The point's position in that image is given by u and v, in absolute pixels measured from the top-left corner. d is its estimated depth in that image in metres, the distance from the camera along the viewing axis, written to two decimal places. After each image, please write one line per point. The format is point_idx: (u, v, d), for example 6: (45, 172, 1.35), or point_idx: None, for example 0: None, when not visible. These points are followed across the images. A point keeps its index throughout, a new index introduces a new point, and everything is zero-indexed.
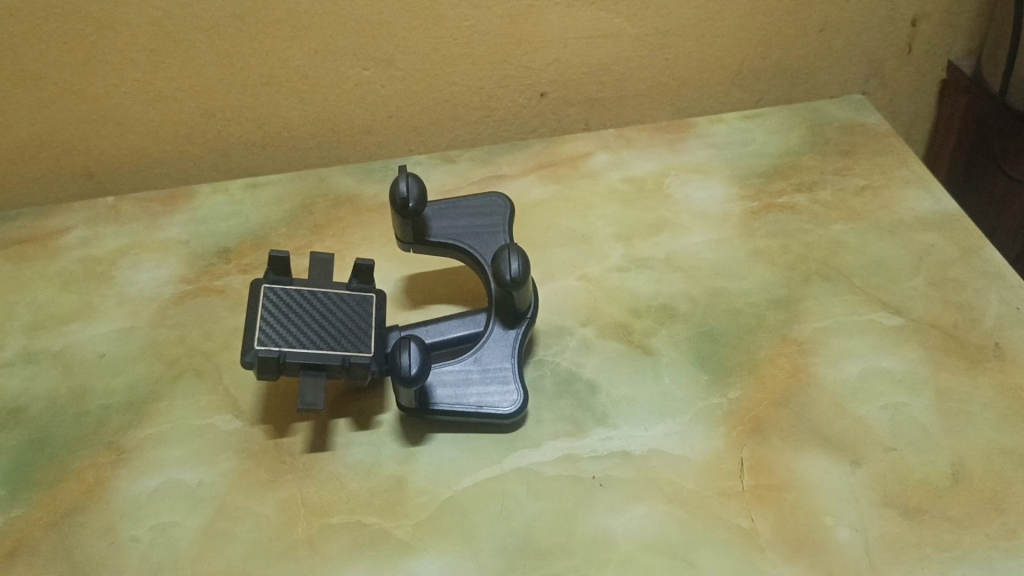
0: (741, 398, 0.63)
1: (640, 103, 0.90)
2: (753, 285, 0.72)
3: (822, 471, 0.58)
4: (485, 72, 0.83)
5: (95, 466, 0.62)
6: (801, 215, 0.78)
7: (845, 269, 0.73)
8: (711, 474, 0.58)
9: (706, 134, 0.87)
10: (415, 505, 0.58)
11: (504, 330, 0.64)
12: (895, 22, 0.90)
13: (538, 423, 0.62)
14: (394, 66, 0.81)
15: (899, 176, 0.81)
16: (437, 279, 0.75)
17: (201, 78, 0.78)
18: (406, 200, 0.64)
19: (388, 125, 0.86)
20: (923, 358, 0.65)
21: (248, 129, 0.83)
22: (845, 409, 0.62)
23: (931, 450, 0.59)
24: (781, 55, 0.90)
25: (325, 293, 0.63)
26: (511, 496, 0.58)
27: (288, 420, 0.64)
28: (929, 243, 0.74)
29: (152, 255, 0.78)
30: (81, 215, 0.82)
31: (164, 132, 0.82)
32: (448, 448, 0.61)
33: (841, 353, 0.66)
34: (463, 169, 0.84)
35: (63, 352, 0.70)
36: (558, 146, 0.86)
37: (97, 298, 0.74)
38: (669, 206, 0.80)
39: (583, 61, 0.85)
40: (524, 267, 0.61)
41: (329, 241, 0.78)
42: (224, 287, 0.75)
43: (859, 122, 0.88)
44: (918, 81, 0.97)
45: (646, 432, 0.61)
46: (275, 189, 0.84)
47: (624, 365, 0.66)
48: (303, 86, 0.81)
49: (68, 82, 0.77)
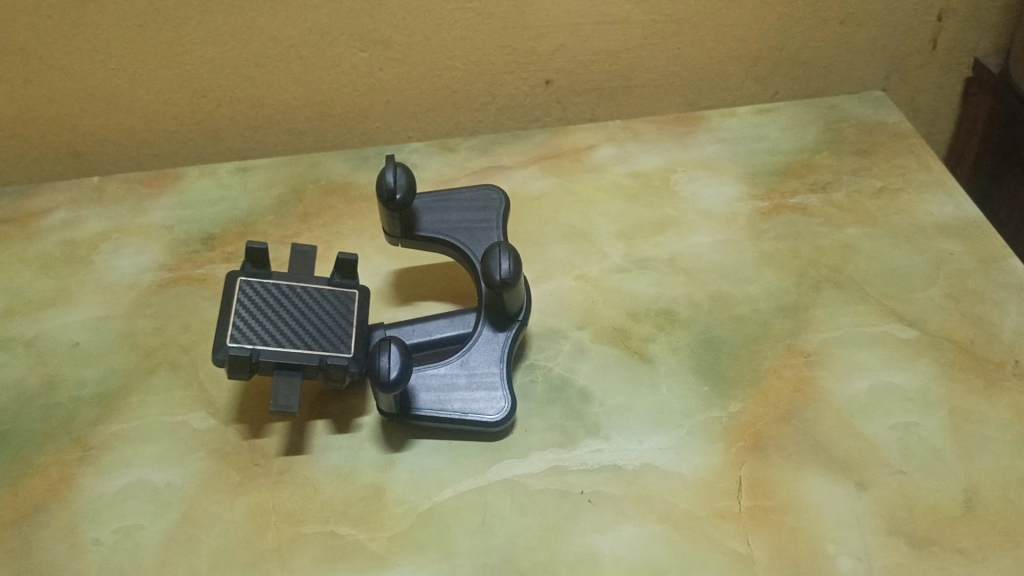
0: (742, 412, 0.59)
1: (649, 94, 0.86)
2: (760, 291, 0.68)
3: (825, 493, 0.55)
4: (487, 57, 0.80)
5: (60, 462, 0.59)
6: (814, 217, 0.74)
7: (858, 276, 0.69)
8: (707, 493, 0.55)
9: (717, 128, 0.83)
10: (392, 516, 0.55)
11: (493, 333, 0.61)
12: (920, 16, 0.85)
13: (526, 432, 0.59)
14: (393, 48, 0.77)
15: (919, 178, 0.77)
16: (429, 275, 0.72)
17: (192, 56, 0.75)
18: (393, 191, 0.61)
19: (385, 110, 0.82)
20: (938, 375, 0.62)
21: (240, 110, 0.80)
22: (852, 427, 0.58)
23: (943, 475, 0.56)
24: (799, 48, 0.85)
25: (305, 288, 0.59)
26: (494, 509, 0.55)
27: (263, 420, 0.60)
28: (948, 250, 0.71)
29: (135, 239, 0.75)
30: (65, 195, 0.79)
31: (153, 111, 0.79)
32: (429, 455, 0.58)
33: (849, 366, 0.62)
34: (461, 159, 0.81)
35: (36, 340, 0.67)
36: (562, 136, 0.83)
37: (74, 283, 0.71)
38: (674, 203, 0.76)
39: (590, 48, 0.81)
40: (515, 267, 0.57)
41: (318, 231, 0.75)
42: (206, 276, 0.72)
43: (878, 119, 0.84)
44: (942, 79, 0.92)
45: (640, 446, 0.58)
46: (265, 174, 0.81)
47: (620, 372, 0.62)
48: (298, 66, 0.77)
49: (53, 57, 0.73)
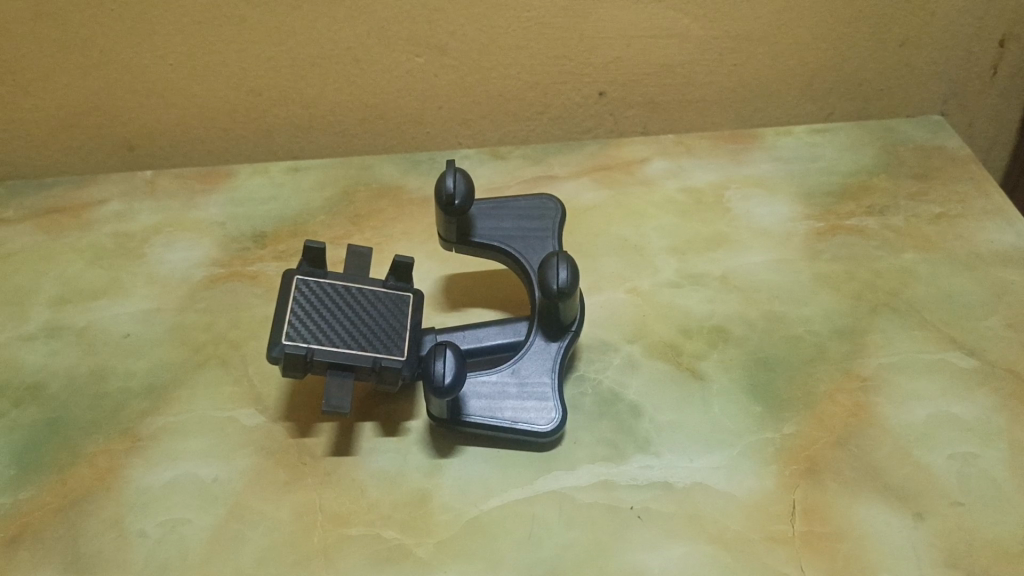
0: (796, 434, 0.58)
1: (703, 109, 0.86)
2: (814, 312, 0.67)
3: (881, 522, 0.54)
4: (543, 66, 0.80)
5: (108, 452, 0.59)
6: (871, 240, 0.73)
7: (915, 301, 0.68)
8: (759, 515, 0.54)
9: (772, 146, 0.82)
10: (438, 523, 0.54)
11: (546, 343, 0.60)
12: (983, 41, 0.84)
13: (574, 444, 0.58)
14: (450, 54, 0.77)
15: (979, 205, 0.76)
16: (479, 282, 0.71)
17: (250, 54, 0.75)
18: (452, 196, 0.61)
19: (437, 115, 0.82)
20: (997, 407, 0.60)
21: (294, 110, 0.80)
22: (908, 456, 0.57)
23: (1003, 509, 0.54)
24: (857, 69, 0.84)
25: (359, 289, 0.59)
26: (542, 521, 0.54)
27: (311, 419, 0.60)
28: (1008, 280, 0.69)
29: (186, 234, 0.76)
30: (118, 188, 0.80)
31: (208, 108, 0.79)
32: (477, 463, 0.58)
33: (906, 393, 0.61)
34: (512, 167, 0.80)
35: (87, 329, 0.68)
36: (615, 148, 0.82)
37: (126, 275, 0.72)
38: (728, 220, 0.75)
39: (646, 61, 0.80)
40: (573, 278, 0.57)
41: (369, 233, 0.75)
42: (257, 273, 0.72)
43: (937, 144, 0.83)
44: (1000, 106, 0.91)
45: (690, 464, 0.57)
46: (317, 175, 0.81)
47: (671, 389, 0.62)
48: (354, 69, 0.78)
49: (113, 51, 0.74)
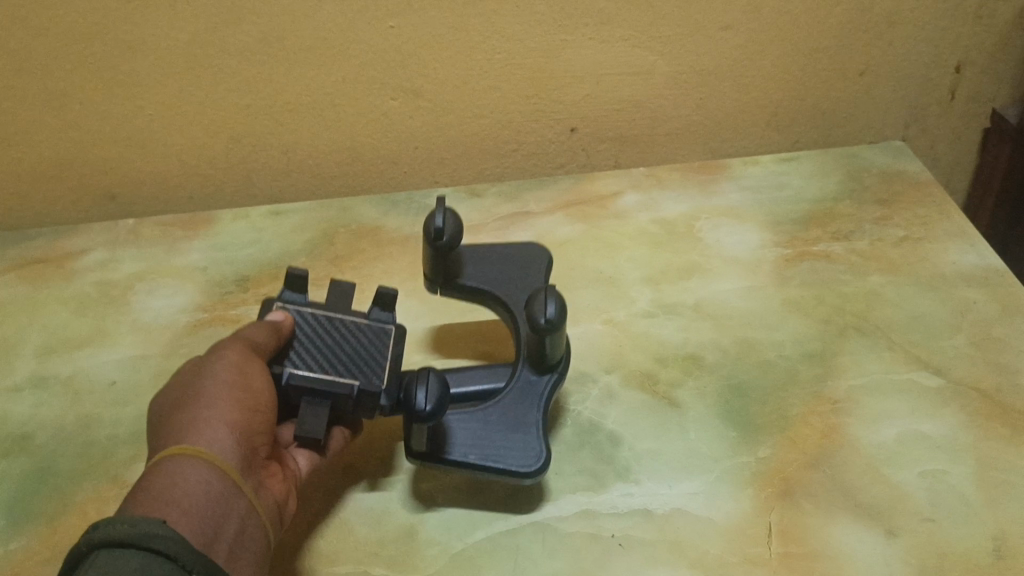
0: (771, 457, 0.60)
1: (673, 141, 0.88)
2: (786, 338, 0.69)
3: (855, 540, 0.55)
4: (515, 105, 0.82)
5: (98, 500, 0.59)
6: (838, 265, 0.75)
7: (882, 323, 0.70)
8: (737, 538, 0.55)
9: (739, 176, 0.85)
10: (424, 557, 0.55)
11: (532, 386, 0.61)
12: (938, 68, 0.87)
13: (556, 476, 0.60)
14: (424, 96, 0.79)
15: (941, 228, 0.78)
16: (459, 320, 0.73)
17: (229, 102, 0.77)
18: (440, 231, 0.62)
19: (413, 156, 0.84)
20: (965, 424, 0.62)
21: (273, 155, 0.82)
22: (880, 474, 0.59)
23: (971, 523, 0.56)
24: (820, 98, 0.87)
25: (341, 319, 0.60)
26: (526, 552, 0.55)
27: None
28: (971, 299, 0.71)
29: (169, 281, 0.77)
30: (101, 237, 0.81)
31: (189, 155, 0.81)
32: (461, 498, 0.59)
33: (876, 413, 0.63)
34: (488, 205, 0.82)
35: (73, 378, 0.69)
36: (588, 183, 0.84)
37: (110, 323, 0.73)
38: (700, 250, 0.77)
39: (615, 97, 0.83)
40: (561, 311, 0.58)
41: (349, 274, 0.77)
42: (240, 317, 0.73)
43: (899, 169, 0.85)
44: (960, 130, 0.94)
45: (670, 490, 0.58)
46: (297, 218, 0.83)
47: (648, 417, 0.63)
48: (331, 114, 0.80)
49: (93, 102, 0.76)
